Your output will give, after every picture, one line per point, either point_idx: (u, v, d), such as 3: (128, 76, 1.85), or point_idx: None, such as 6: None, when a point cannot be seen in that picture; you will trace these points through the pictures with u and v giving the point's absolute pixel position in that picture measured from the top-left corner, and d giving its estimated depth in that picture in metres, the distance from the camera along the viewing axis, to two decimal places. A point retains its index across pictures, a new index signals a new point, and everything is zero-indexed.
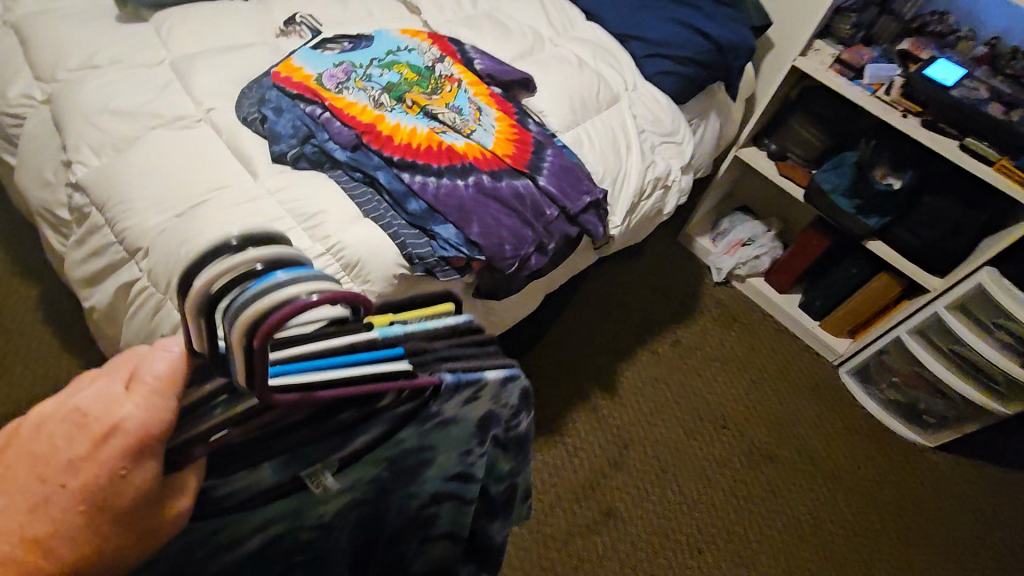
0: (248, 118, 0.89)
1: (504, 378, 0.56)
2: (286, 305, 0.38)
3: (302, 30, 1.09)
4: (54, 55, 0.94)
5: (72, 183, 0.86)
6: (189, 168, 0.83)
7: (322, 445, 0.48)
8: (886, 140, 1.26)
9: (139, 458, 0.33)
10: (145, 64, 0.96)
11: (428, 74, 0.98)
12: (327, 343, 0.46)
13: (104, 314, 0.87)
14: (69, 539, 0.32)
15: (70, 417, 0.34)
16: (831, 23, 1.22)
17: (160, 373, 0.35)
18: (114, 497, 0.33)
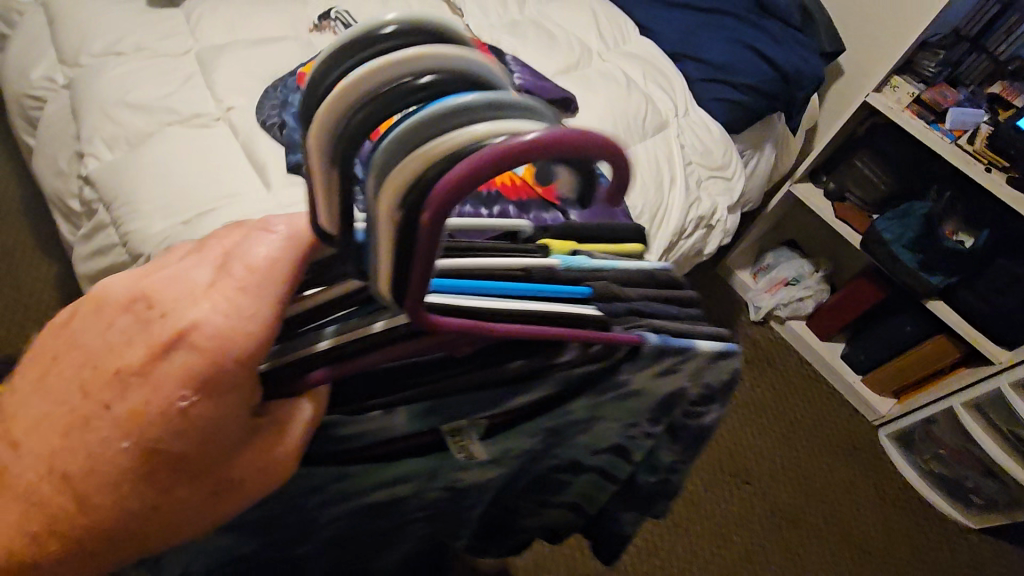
0: (268, 122, 0.83)
1: (716, 352, 0.51)
2: (466, 155, 0.27)
3: (337, 26, 1.01)
4: (79, 37, 0.91)
5: (83, 175, 0.82)
6: (201, 172, 0.79)
7: (475, 396, 0.47)
8: (963, 190, 1.14)
9: (198, 386, 0.30)
10: (170, 52, 0.92)
11: None
12: (507, 266, 0.44)
13: None
14: (125, 479, 0.30)
15: (138, 309, 0.32)
16: (914, 57, 1.10)
17: (249, 273, 0.33)
18: (164, 430, 0.30)
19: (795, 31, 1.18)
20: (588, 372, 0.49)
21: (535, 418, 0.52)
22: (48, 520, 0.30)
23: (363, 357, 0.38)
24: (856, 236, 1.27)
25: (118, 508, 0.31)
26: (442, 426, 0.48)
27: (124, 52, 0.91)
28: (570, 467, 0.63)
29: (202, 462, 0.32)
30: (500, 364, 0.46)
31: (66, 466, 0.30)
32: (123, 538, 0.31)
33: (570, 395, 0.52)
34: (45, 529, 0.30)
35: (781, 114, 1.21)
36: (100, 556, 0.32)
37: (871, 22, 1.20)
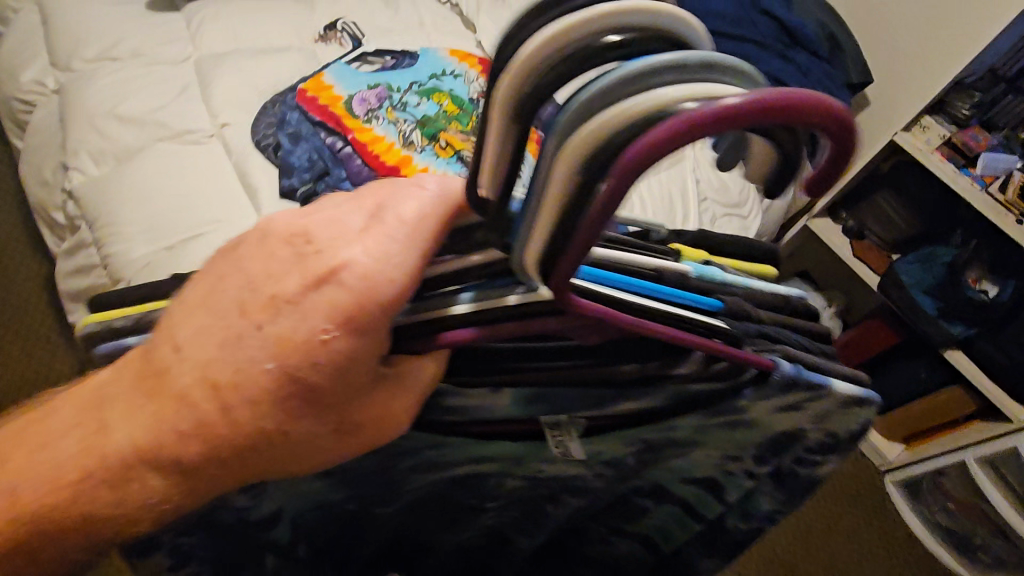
0: (263, 142, 0.79)
1: (851, 397, 0.45)
2: (666, 119, 0.23)
3: (343, 37, 0.97)
4: (72, 41, 0.87)
5: (67, 189, 0.79)
6: (189, 193, 0.75)
7: (578, 397, 0.42)
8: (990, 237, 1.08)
9: (345, 325, 0.28)
10: (166, 60, 0.88)
11: (470, 109, 0.85)
12: (647, 263, 0.40)
13: None
14: (268, 400, 0.28)
15: (295, 242, 0.30)
16: (945, 99, 1.08)
17: (406, 219, 0.30)
18: (306, 366, 0.28)
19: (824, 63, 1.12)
20: (707, 387, 0.44)
21: (638, 426, 0.47)
22: (193, 422, 0.29)
23: (499, 326, 0.35)
24: (874, 277, 1.22)
25: (251, 438, 0.29)
26: (542, 416, 0.44)
27: (119, 59, 0.86)
28: (653, 493, 0.59)
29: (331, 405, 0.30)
30: (610, 364, 0.42)
31: (215, 376, 0.28)
32: (254, 455, 0.30)
33: (676, 412, 0.46)
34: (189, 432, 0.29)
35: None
36: (229, 468, 0.30)
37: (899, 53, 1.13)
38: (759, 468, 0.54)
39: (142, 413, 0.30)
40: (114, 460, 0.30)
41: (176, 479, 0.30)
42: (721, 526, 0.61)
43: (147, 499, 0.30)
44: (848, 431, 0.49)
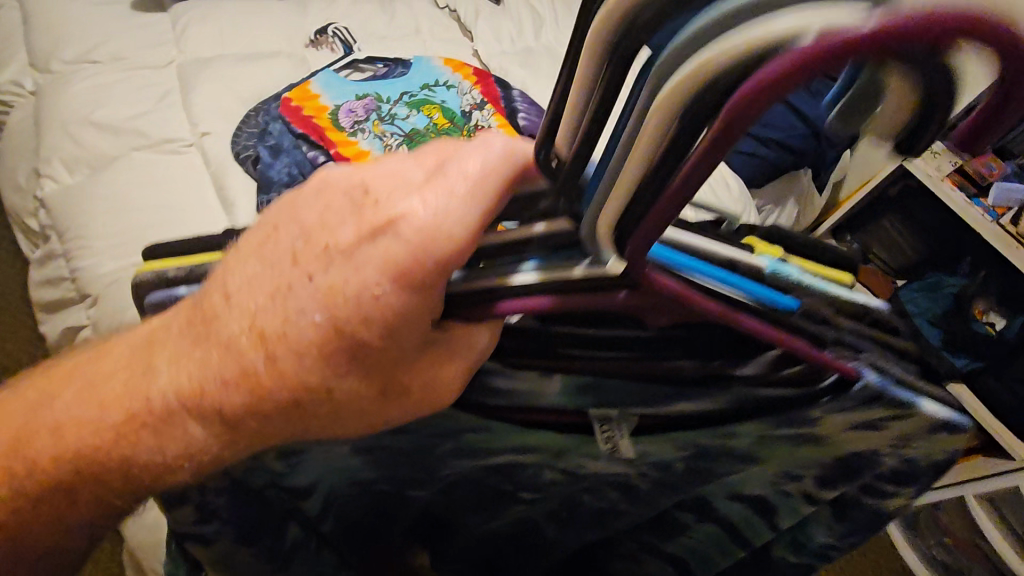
0: (241, 154, 0.76)
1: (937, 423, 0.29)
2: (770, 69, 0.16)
3: (334, 43, 0.93)
4: (52, 41, 0.84)
5: (39, 197, 0.76)
6: (162, 207, 0.72)
7: (636, 393, 0.29)
8: None
9: (409, 285, 0.21)
10: (149, 63, 0.85)
11: (462, 122, 0.80)
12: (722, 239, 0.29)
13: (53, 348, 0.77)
14: (300, 358, 0.22)
15: (353, 191, 0.23)
16: None
17: (473, 172, 0.21)
18: (366, 323, 0.21)
19: None
20: (782, 392, 0.29)
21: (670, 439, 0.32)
22: (215, 393, 0.23)
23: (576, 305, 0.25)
24: None
25: (286, 409, 0.23)
26: (593, 410, 0.31)
27: (100, 62, 0.83)
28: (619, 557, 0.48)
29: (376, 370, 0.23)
30: (672, 358, 0.29)
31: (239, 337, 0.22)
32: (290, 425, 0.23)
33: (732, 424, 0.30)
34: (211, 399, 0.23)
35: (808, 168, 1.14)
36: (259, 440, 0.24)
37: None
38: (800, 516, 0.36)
39: (160, 377, 0.24)
40: (126, 435, 0.24)
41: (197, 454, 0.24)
42: None
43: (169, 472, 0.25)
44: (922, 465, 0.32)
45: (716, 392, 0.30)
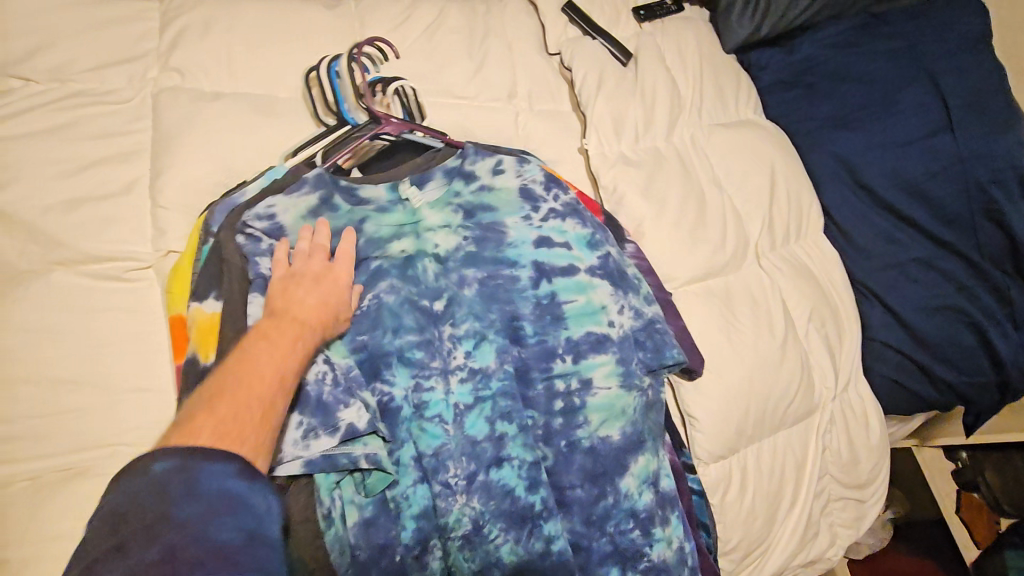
0: (204, 263, 0.73)
1: (517, 159, 0.89)
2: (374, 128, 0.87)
3: (247, 104, 0.91)
4: None
5: None
6: (133, 333, 0.76)
7: (477, 196, 0.86)
8: (931, 211, 1.13)
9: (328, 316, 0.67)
10: (42, 152, 0.79)
11: (447, 206, 0.85)
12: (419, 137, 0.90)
13: None
14: (325, 274, 0.70)
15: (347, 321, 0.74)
16: (886, 159, 1.15)
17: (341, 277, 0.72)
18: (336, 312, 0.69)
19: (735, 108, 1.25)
20: (439, 138, 0.90)
21: (455, 185, 0.86)
22: (300, 289, 0.68)
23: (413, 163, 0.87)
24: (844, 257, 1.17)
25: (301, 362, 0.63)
26: (404, 190, 0.83)
27: (9, 181, 0.76)
28: (545, 437, 0.78)
29: (331, 276, 0.71)
30: (443, 149, 0.88)
31: (287, 277, 0.69)
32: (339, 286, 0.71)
33: (461, 190, 0.86)
34: (298, 286, 0.68)
35: (774, 156, 1.19)
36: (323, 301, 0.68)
37: (848, 96, 1.21)
38: (547, 290, 0.83)
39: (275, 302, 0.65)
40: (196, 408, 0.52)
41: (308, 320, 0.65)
42: (682, 471, 0.91)
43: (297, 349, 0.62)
44: (565, 203, 0.89)
45: (443, 155, 0.87)
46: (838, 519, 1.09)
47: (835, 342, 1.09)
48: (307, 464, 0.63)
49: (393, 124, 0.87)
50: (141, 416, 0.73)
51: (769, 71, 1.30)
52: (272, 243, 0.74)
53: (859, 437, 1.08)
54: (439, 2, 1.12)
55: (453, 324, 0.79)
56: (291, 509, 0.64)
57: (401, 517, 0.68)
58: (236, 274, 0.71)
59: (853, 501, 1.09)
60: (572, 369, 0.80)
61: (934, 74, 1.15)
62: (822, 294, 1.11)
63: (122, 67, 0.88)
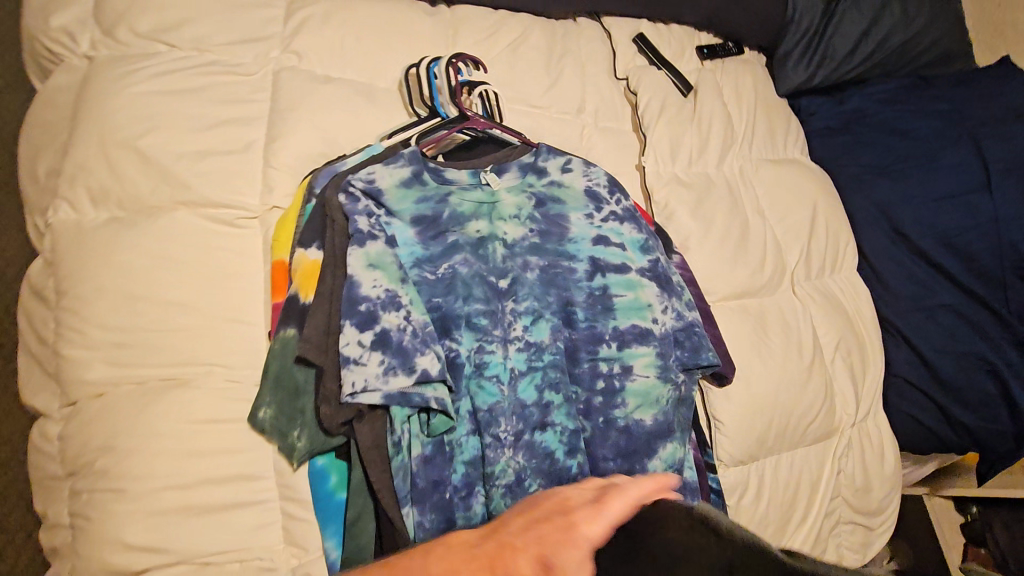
0: (309, 217, 0.83)
1: (585, 162, 1.01)
2: (463, 122, 0.97)
3: (351, 90, 1.03)
4: (83, 90, 0.90)
5: (85, 246, 0.83)
6: (234, 272, 0.86)
7: (548, 188, 0.97)
8: (965, 262, 1.19)
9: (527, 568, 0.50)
10: (176, 106, 0.90)
11: (521, 193, 0.95)
12: (499, 135, 1.00)
13: (86, 389, 0.78)
14: (567, 520, 0.52)
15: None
16: (923, 209, 1.22)
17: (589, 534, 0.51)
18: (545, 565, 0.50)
19: (783, 149, 1.34)
20: (518, 137, 1.00)
21: (531, 176, 0.97)
22: (531, 529, 0.53)
23: (495, 157, 0.97)
24: (871, 297, 1.24)
25: None
26: (487, 175, 0.94)
27: (153, 130, 0.88)
28: (584, 412, 0.85)
29: (575, 526, 0.51)
30: (520, 148, 0.99)
31: (554, 492, 0.58)
32: (561, 551, 0.50)
33: (535, 181, 0.97)
34: (530, 520, 0.54)
35: (817, 195, 1.27)
36: (512, 555, 0.51)
37: (893, 148, 1.29)
38: (601, 281, 0.92)
39: (511, 524, 0.55)
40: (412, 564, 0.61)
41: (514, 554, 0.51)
42: (704, 468, 0.97)
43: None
44: (623, 206, 0.99)
45: (520, 152, 0.98)
46: (846, 543, 1.13)
47: (859, 373, 1.15)
48: (385, 397, 0.71)
49: (478, 121, 0.97)
50: (233, 343, 0.82)
51: (819, 118, 1.40)
52: (368, 203, 0.84)
53: (873, 465, 1.13)
54: (525, 21, 1.24)
55: (514, 300, 0.87)
56: (362, 436, 0.72)
57: (456, 461, 0.77)
58: (338, 228, 0.81)
59: (862, 527, 1.14)
60: (616, 355, 0.87)
61: (978, 137, 1.22)
62: (851, 327, 1.17)
63: (250, 45, 1.00)
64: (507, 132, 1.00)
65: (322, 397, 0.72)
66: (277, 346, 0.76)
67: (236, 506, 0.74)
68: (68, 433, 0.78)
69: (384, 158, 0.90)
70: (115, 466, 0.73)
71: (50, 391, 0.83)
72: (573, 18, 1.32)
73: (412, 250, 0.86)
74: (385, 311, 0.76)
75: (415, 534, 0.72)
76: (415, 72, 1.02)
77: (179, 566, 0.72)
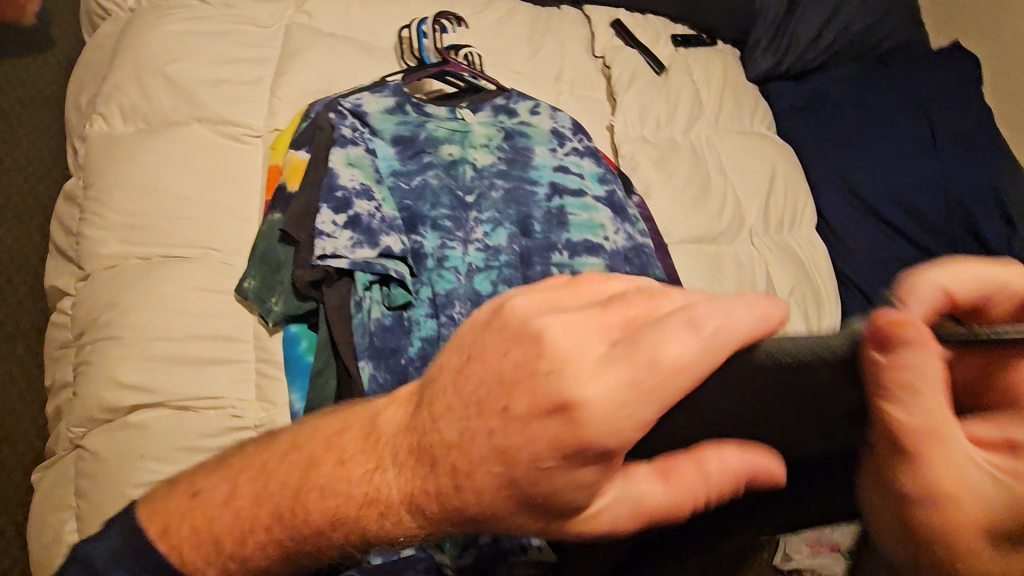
0: (303, 129, 0.96)
1: (553, 108, 1.13)
2: (446, 66, 1.11)
3: (352, 44, 1.18)
4: (126, 30, 1.07)
5: (114, 149, 0.97)
6: (235, 175, 0.98)
7: (517, 125, 1.09)
8: (917, 221, 1.27)
9: (526, 484, 0.39)
10: (199, 44, 1.06)
11: (492, 128, 1.08)
12: (477, 81, 1.14)
13: (100, 261, 0.90)
14: (563, 404, 0.37)
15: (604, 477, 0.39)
16: (876, 175, 1.32)
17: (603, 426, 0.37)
18: (536, 481, 0.38)
19: (750, 123, 1.45)
20: (493, 84, 1.14)
21: (502, 116, 1.10)
22: (512, 434, 0.38)
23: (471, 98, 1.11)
24: (831, 254, 1.31)
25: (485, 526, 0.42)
26: (462, 112, 1.08)
27: (179, 59, 1.03)
28: None
29: (575, 411, 0.37)
30: (494, 93, 1.12)
31: (528, 352, 0.39)
32: (564, 455, 0.38)
33: (506, 120, 1.10)
34: (504, 416, 0.39)
35: (778, 161, 1.37)
36: (482, 471, 0.39)
37: (850, 123, 1.40)
38: (558, 201, 1.02)
39: (473, 425, 0.40)
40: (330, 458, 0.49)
41: (479, 456, 0.39)
42: None
43: (465, 482, 0.40)
44: (585, 145, 1.11)
45: (494, 96, 1.12)
46: None
47: (814, 319, 1.21)
48: (351, 263, 0.82)
49: (458, 66, 1.11)
50: (228, 231, 0.93)
51: (785, 98, 1.51)
52: (354, 121, 0.97)
53: None
54: (513, 3, 1.41)
55: (477, 211, 0.98)
56: (329, 298, 0.83)
57: (412, 337, 0.85)
58: (325, 135, 0.94)
59: None
60: (568, 261, 0.96)
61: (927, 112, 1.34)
62: (806, 276, 1.25)
63: (268, 5, 1.17)
64: (483, 80, 1.13)
65: (299, 264, 0.83)
66: (266, 227, 0.88)
67: (218, 361, 0.84)
68: (81, 298, 0.89)
69: (372, 89, 1.03)
70: (118, 318, 0.84)
71: (70, 272, 0.96)
72: (556, 6, 1.48)
73: (390, 163, 0.98)
74: (358, 199, 0.87)
75: (368, 386, 0.79)
76: (407, 32, 1.17)
77: (165, 408, 0.81)
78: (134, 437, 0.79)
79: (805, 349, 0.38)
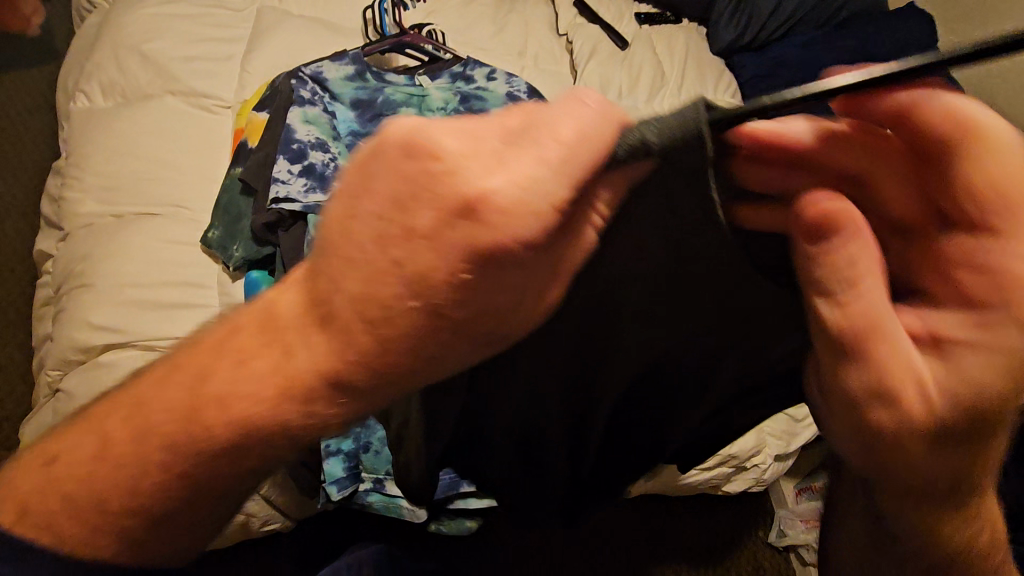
0: (266, 95, 1.02)
1: (509, 74, 1.18)
2: (404, 39, 1.18)
3: (319, 23, 1.25)
4: (107, 18, 1.16)
5: (94, 121, 1.05)
6: (204, 140, 1.04)
7: (473, 90, 1.15)
8: None
9: (452, 299, 0.36)
10: (173, 26, 1.14)
11: (448, 92, 1.13)
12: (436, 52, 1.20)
13: (80, 220, 0.97)
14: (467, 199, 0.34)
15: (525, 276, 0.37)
16: None
17: (523, 219, 0.34)
18: (462, 292, 0.36)
19: (714, 91, 1.49)
20: (451, 56, 1.20)
21: (459, 83, 1.16)
22: (421, 246, 0.35)
23: (429, 68, 1.17)
24: None
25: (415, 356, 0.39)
26: (420, 80, 1.14)
27: (153, 39, 1.11)
28: None
29: (484, 202, 0.34)
30: (452, 63, 1.18)
31: (417, 159, 0.34)
32: (482, 253, 0.35)
33: (462, 86, 1.15)
34: (413, 230, 0.35)
35: None
36: (404, 295, 0.36)
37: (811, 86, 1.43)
38: None
39: (386, 252, 0.36)
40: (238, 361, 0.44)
41: (399, 283, 0.36)
42: None
43: (386, 321, 0.37)
44: None
45: (451, 66, 1.18)
46: (769, 429, 1.19)
47: None
48: (303, 207, 0.87)
49: (416, 38, 1.18)
50: (196, 190, 0.99)
51: (749, 68, 1.54)
52: (314, 86, 1.03)
53: None
54: None
55: None
56: (283, 242, 0.88)
57: None
58: (285, 97, 1.00)
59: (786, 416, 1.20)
60: None
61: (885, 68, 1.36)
62: None
63: None
64: (444, 51, 1.20)
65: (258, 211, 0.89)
66: (229, 182, 0.94)
67: (184, 305, 0.90)
68: (62, 254, 0.96)
69: (332, 60, 1.10)
70: (94, 267, 0.90)
71: (54, 236, 1.03)
72: None
73: (349, 124, 1.03)
74: (313, 150, 0.93)
75: None
76: (371, 13, 1.25)
77: (131, 347, 0.86)
78: (102, 374, 0.84)
79: (672, 126, 0.34)
